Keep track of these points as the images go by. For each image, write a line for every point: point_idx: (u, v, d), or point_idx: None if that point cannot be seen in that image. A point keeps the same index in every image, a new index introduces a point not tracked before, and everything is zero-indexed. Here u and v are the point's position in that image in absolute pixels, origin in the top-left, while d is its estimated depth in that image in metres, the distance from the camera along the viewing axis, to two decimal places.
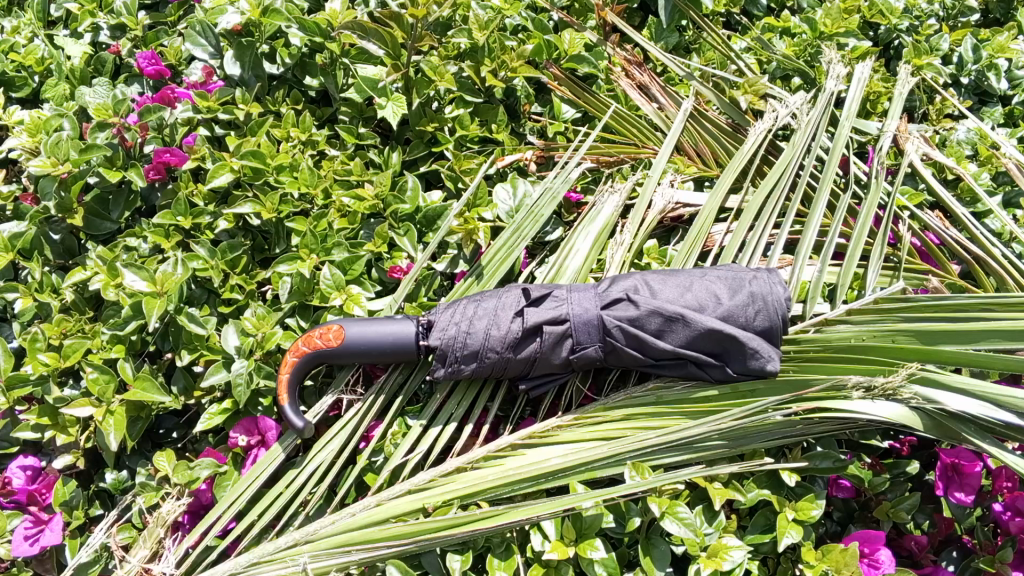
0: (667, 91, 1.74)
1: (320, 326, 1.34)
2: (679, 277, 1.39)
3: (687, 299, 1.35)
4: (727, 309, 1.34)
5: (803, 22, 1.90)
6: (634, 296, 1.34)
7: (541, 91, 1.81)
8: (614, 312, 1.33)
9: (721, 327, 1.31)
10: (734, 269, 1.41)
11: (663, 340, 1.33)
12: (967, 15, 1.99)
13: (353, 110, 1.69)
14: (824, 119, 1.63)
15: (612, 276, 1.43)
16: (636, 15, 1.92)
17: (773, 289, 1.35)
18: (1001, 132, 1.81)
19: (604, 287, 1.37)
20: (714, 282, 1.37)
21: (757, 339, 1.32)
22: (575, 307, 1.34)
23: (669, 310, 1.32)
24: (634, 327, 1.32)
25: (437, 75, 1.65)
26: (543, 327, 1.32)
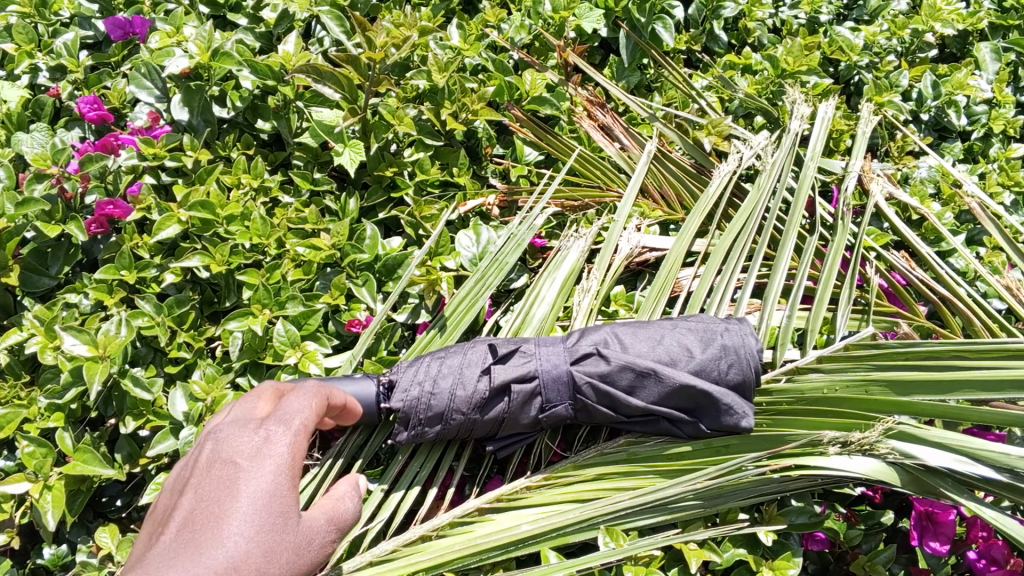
0: (630, 133, 1.69)
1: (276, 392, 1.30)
2: (650, 329, 1.34)
3: (659, 352, 1.31)
4: (699, 363, 1.30)
5: (764, 59, 1.87)
6: (604, 350, 1.29)
7: (503, 132, 1.75)
8: (584, 369, 1.28)
9: (694, 383, 1.27)
10: (703, 320, 1.37)
11: (635, 396, 1.29)
12: (925, 51, 1.99)
13: (308, 154, 1.63)
14: (789, 160, 1.60)
15: (581, 327, 1.38)
16: (597, 54, 1.88)
17: (746, 344, 1.32)
18: (961, 169, 1.82)
19: (574, 340, 1.32)
20: (685, 334, 1.33)
21: (731, 394, 1.29)
22: (544, 361, 1.28)
23: (641, 365, 1.28)
24: (606, 384, 1.28)
25: (396, 118, 1.61)
26: (510, 384, 1.26)
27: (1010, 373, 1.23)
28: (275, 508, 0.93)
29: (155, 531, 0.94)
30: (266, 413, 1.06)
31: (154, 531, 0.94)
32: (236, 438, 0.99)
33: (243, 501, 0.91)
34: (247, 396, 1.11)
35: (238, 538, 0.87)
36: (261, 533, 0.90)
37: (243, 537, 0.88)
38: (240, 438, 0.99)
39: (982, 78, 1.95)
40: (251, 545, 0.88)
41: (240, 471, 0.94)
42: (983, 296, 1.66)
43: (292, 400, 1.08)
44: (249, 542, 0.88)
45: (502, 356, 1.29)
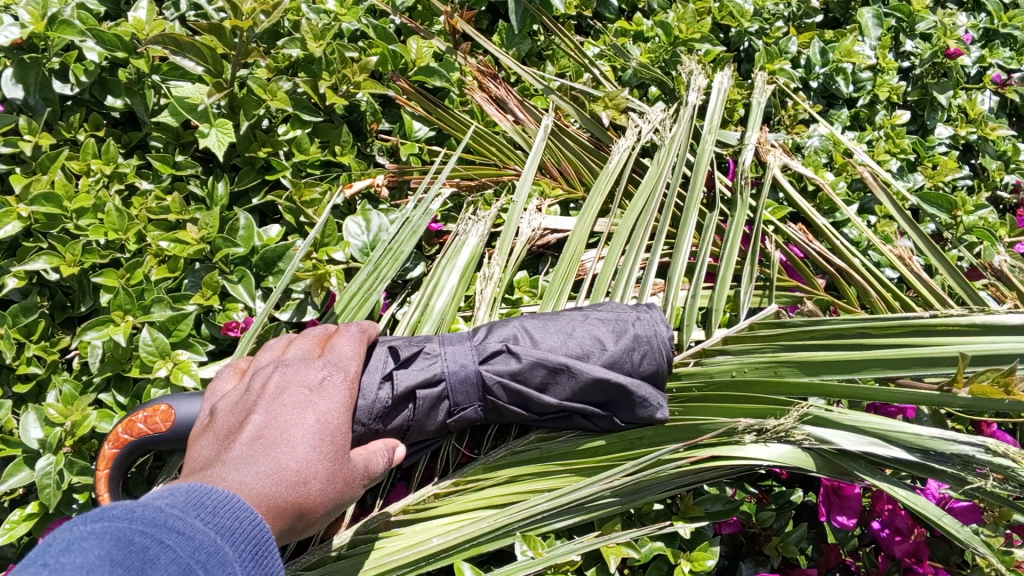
0: (526, 106, 1.59)
1: (136, 418, 1.09)
2: (560, 321, 1.27)
3: (569, 346, 1.23)
4: (613, 355, 1.24)
5: (657, 26, 1.80)
6: (514, 347, 1.20)
7: (388, 105, 1.62)
8: (492, 368, 1.19)
9: (609, 376, 1.20)
10: (614, 309, 1.31)
11: (548, 394, 1.21)
12: (811, 16, 1.97)
13: (167, 135, 1.45)
14: (688, 133, 1.55)
15: (487, 322, 1.29)
16: (485, 19, 1.76)
17: (658, 334, 1.26)
18: (849, 137, 1.82)
19: (481, 338, 1.23)
20: (597, 325, 1.26)
21: (645, 386, 1.24)
22: (449, 361, 1.19)
23: (553, 360, 1.20)
24: (517, 382, 1.19)
25: (268, 93, 1.45)
26: (413, 389, 1.16)
27: (916, 350, 1.22)
28: (339, 438, 0.94)
29: (218, 427, 0.96)
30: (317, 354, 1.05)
31: (216, 428, 0.97)
32: (299, 367, 1.01)
33: (308, 426, 0.93)
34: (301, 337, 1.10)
35: (309, 455, 0.90)
36: (321, 458, 0.91)
37: (311, 450, 0.91)
38: (304, 368, 1.01)
39: (865, 44, 1.96)
40: (312, 467, 0.89)
41: (309, 395, 0.97)
42: (876, 265, 1.67)
43: (345, 342, 1.08)
44: (312, 462, 0.90)
45: (403, 358, 1.18)
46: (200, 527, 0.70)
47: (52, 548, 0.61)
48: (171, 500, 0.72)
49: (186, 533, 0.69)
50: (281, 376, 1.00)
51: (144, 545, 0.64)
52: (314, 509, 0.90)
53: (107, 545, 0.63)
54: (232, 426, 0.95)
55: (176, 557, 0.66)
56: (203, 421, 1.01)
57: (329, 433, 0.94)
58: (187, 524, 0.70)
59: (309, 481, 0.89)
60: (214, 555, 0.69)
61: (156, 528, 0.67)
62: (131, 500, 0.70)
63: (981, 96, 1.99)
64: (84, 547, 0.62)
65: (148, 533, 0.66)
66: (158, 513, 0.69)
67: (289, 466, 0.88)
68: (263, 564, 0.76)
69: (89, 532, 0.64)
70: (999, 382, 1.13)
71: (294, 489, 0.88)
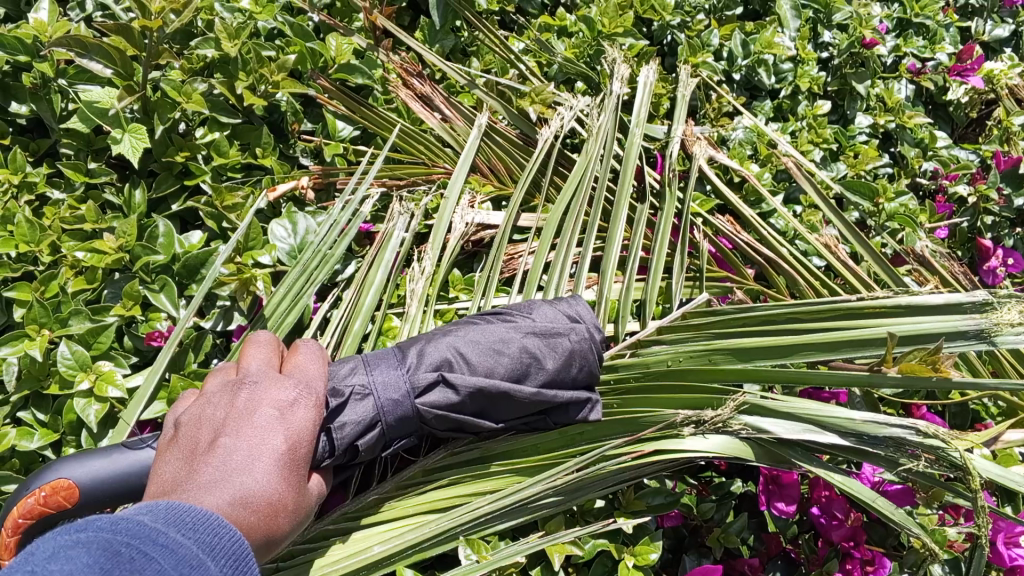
0: (452, 102, 1.57)
1: (37, 492, 0.97)
2: (490, 336, 1.22)
3: (505, 367, 1.20)
4: (549, 375, 1.22)
5: (580, 20, 1.80)
6: (453, 380, 1.15)
7: (310, 105, 1.58)
8: (429, 402, 1.14)
9: (548, 400, 1.20)
10: (540, 313, 1.28)
11: (483, 415, 1.20)
12: (731, 9, 1.99)
13: (78, 141, 1.39)
14: (614, 125, 1.54)
15: (412, 337, 1.22)
16: (406, 15, 1.74)
17: (591, 344, 1.26)
18: (773, 128, 1.85)
19: (413, 364, 1.16)
20: (530, 340, 1.23)
21: (578, 397, 1.25)
22: (384, 401, 1.12)
23: (494, 389, 1.17)
24: (456, 413, 1.16)
25: (182, 95, 1.40)
26: (351, 437, 1.09)
27: (845, 334, 1.24)
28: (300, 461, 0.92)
29: (180, 443, 0.91)
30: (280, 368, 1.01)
31: (178, 443, 0.92)
32: (265, 382, 0.97)
33: (277, 449, 0.90)
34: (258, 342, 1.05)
35: (275, 481, 0.87)
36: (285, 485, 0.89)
37: (278, 478, 0.88)
38: (270, 384, 0.97)
39: (785, 36, 1.99)
40: (282, 495, 0.87)
41: (278, 415, 0.93)
42: (803, 254, 1.70)
43: (303, 358, 1.05)
44: (279, 491, 0.88)
45: (332, 400, 1.10)
46: (182, 540, 0.69)
47: (36, 556, 0.60)
48: (152, 515, 0.70)
49: (171, 545, 0.67)
50: (245, 392, 0.95)
51: (130, 553, 0.63)
52: (277, 539, 0.88)
53: (93, 553, 0.61)
54: (198, 444, 0.90)
55: (161, 566, 0.64)
56: (165, 436, 0.96)
57: (295, 454, 0.91)
58: (171, 538, 0.68)
59: (277, 511, 0.87)
60: (197, 569, 0.68)
61: (139, 539, 0.65)
62: (112, 514, 0.68)
63: (897, 85, 2.04)
64: (69, 555, 0.60)
65: (133, 544, 0.64)
66: (139, 525, 0.67)
67: (258, 495, 0.85)
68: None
69: (74, 541, 0.62)
70: (926, 360, 1.16)
71: (264, 518, 0.86)
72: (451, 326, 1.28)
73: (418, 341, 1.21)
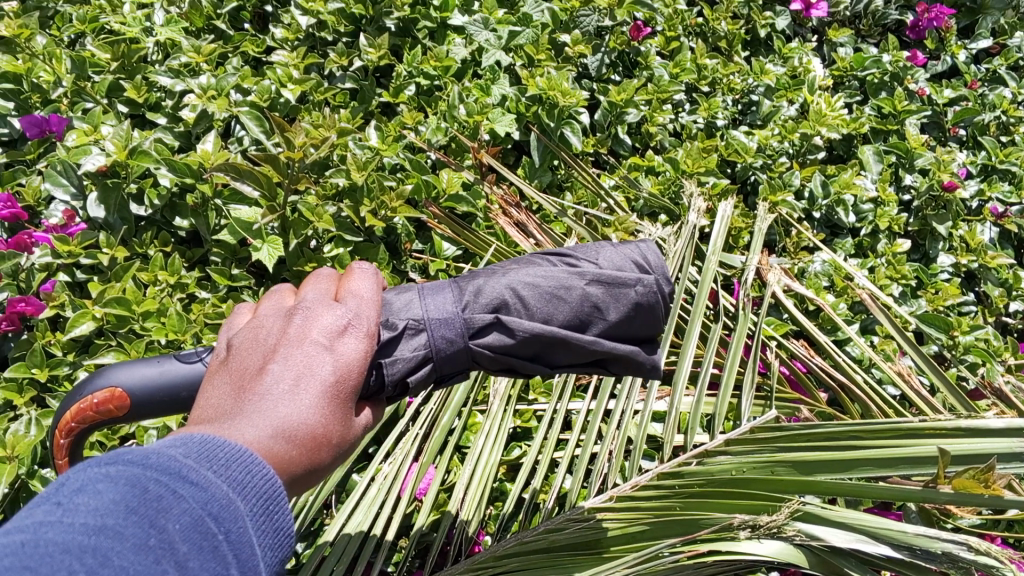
0: (545, 229, 1.72)
1: (88, 399, 0.92)
2: (551, 279, 0.93)
3: (564, 315, 0.92)
4: (618, 323, 0.94)
5: (666, 161, 2.00)
6: (506, 317, 0.90)
7: (422, 229, 1.81)
8: (481, 344, 0.90)
9: (615, 347, 0.95)
10: (605, 258, 0.97)
11: (542, 362, 0.95)
12: (814, 153, 2.14)
13: (226, 251, 1.65)
14: (689, 250, 1.69)
15: (462, 275, 0.95)
16: (511, 154, 1.98)
17: (662, 298, 0.95)
18: (852, 263, 1.95)
19: (460, 299, 0.91)
20: (601, 281, 0.94)
21: (649, 350, 1.00)
22: (427, 342, 0.89)
23: (554, 328, 0.91)
24: (509, 359, 0.91)
25: (315, 215, 1.66)
26: (399, 374, 0.87)
27: (902, 450, 1.28)
28: (351, 391, 0.78)
29: (227, 364, 0.80)
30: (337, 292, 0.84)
31: (225, 363, 0.80)
32: (318, 305, 0.81)
33: (325, 379, 0.75)
34: (306, 281, 0.87)
35: (317, 407, 0.74)
36: (331, 416, 0.75)
37: (322, 407, 0.74)
38: (323, 309, 0.81)
39: (866, 179, 2.12)
40: (327, 426, 0.74)
41: (323, 347, 0.77)
42: (879, 382, 1.75)
43: (361, 283, 0.85)
44: (324, 423, 0.74)
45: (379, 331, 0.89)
46: (212, 478, 0.62)
47: (60, 488, 0.56)
48: (183, 447, 0.64)
49: (202, 481, 0.61)
50: (295, 318, 0.80)
51: (157, 492, 0.58)
52: (321, 476, 0.76)
53: (119, 491, 0.56)
54: (244, 369, 0.77)
55: (190, 506, 0.58)
56: (214, 351, 0.85)
57: (347, 384, 0.77)
58: (201, 475, 0.61)
59: (322, 445, 0.74)
60: (226, 512, 0.61)
61: (167, 476, 0.60)
62: (142, 445, 0.62)
63: (980, 227, 2.11)
64: (97, 490, 0.56)
65: (161, 481, 0.59)
66: (171, 460, 0.61)
67: (301, 427, 0.72)
68: (272, 522, 0.66)
69: (101, 473, 0.57)
70: (977, 477, 1.17)
71: (305, 452, 0.73)
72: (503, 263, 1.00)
73: (474, 275, 0.95)
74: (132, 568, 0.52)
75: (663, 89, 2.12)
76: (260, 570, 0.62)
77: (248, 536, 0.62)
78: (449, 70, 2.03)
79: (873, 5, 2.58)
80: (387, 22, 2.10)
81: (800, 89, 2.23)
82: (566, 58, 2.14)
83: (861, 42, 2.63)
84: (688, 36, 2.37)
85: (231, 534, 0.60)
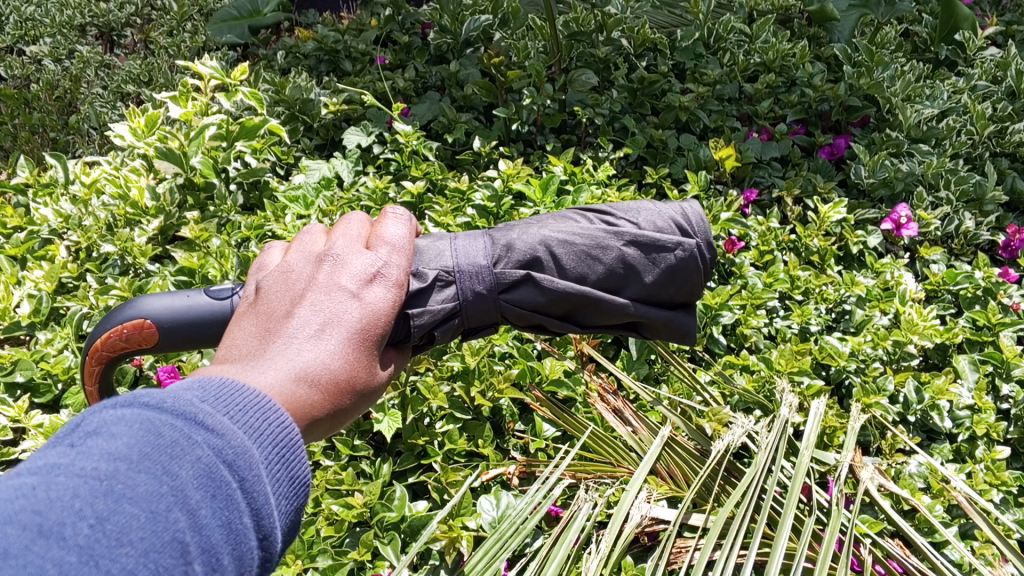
0: (640, 415, 1.83)
1: (119, 327, 1.16)
2: (589, 240, 1.19)
3: (597, 276, 1.19)
4: (648, 286, 1.20)
5: (760, 360, 2.13)
6: (541, 278, 1.15)
7: (525, 411, 1.96)
8: (513, 299, 1.16)
9: (637, 311, 1.21)
10: (646, 219, 1.22)
11: (573, 314, 1.23)
12: (907, 359, 2.21)
13: (351, 423, 1.85)
14: (780, 442, 1.75)
15: (510, 228, 1.21)
16: (611, 348, 2.16)
17: (697, 262, 1.20)
18: (949, 467, 1.97)
19: (504, 254, 1.17)
20: (634, 245, 1.19)
21: (673, 315, 1.25)
22: (470, 286, 1.14)
23: (584, 289, 1.18)
24: (539, 313, 1.18)
25: (431, 393, 1.84)
26: (427, 324, 1.11)
27: None
28: (371, 337, 0.97)
29: (256, 307, 0.98)
30: (363, 247, 1.04)
31: (254, 306, 0.98)
32: (349, 255, 1.02)
33: (353, 323, 0.95)
34: (342, 226, 1.08)
35: (340, 352, 0.93)
36: (352, 360, 0.94)
37: (343, 350, 0.93)
38: (352, 259, 1.01)
39: (962, 386, 2.16)
40: (350, 369, 0.93)
41: (347, 299, 0.96)
42: None
43: (394, 230, 1.09)
44: (350, 365, 0.94)
45: (413, 281, 1.12)
46: (228, 426, 0.74)
47: (85, 433, 0.69)
48: (200, 393, 0.76)
49: (216, 429, 0.73)
50: (328, 267, 1.00)
51: (170, 439, 0.70)
52: (345, 415, 0.95)
53: (137, 436, 0.69)
54: (275, 312, 0.96)
55: (202, 455, 0.70)
56: (246, 293, 1.04)
57: (372, 330, 0.97)
58: (216, 421, 0.73)
59: (347, 389, 0.93)
60: (241, 455, 0.73)
61: (183, 422, 0.72)
62: (163, 390, 0.74)
63: None
64: (113, 434, 0.68)
65: (177, 428, 0.71)
66: (187, 407, 0.73)
67: (327, 365, 0.91)
68: (287, 466, 0.78)
69: (119, 418, 0.70)
70: None
71: (330, 392, 0.91)
72: (548, 218, 1.26)
73: (514, 231, 1.21)
74: (143, 514, 0.65)
75: (757, 296, 2.29)
76: (273, 512, 0.74)
77: (261, 481, 0.74)
78: None
79: (964, 226, 2.72)
80: None
81: (891, 300, 2.35)
82: None
83: (954, 259, 2.75)
84: (782, 251, 2.56)
85: (244, 482, 0.72)
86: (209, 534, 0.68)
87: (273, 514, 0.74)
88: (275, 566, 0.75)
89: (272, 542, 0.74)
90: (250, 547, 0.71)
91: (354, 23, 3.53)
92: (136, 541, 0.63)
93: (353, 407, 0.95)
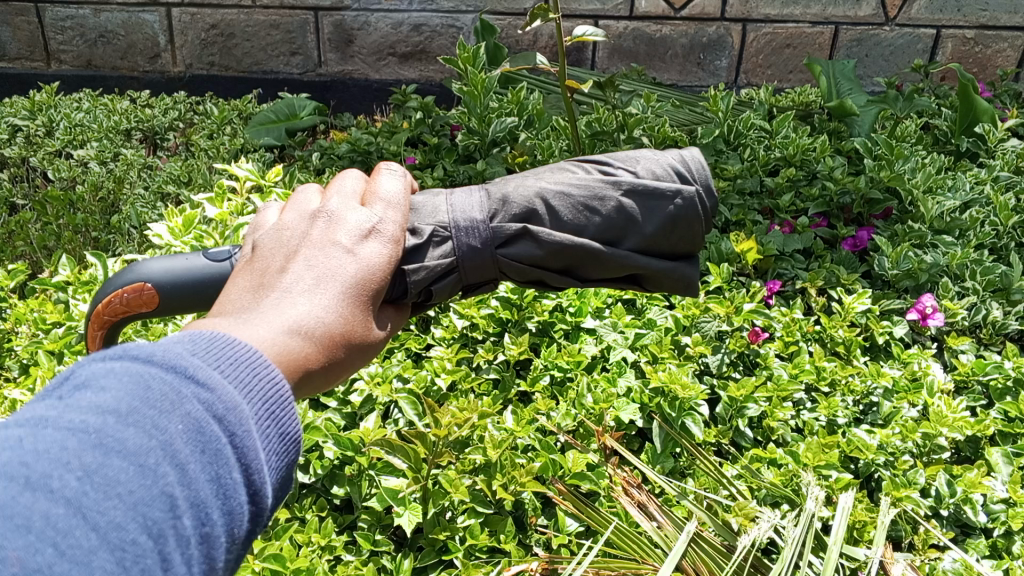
0: (665, 509, 1.79)
1: (119, 291, 1.29)
2: (586, 191, 1.31)
3: (594, 228, 1.31)
4: (646, 236, 1.32)
5: (787, 454, 2.11)
6: (536, 232, 1.28)
7: (547, 505, 1.96)
8: (510, 254, 1.29)
9: (635, 261, 1.33)
10: (645, 168, 1.33)
11: (574, 265, 1.36)
12: (938, 452, 2.18)
13: (372, 517, 1.88)
14: (807, 536, 1.71)
15: (509, 182, 1.34)
16: (635, 440, 2.16)
17: (694, 213, 1.31)
18: (985, 562, 1.91)
19: (502, 209, 1.30)
20: (632, 196, 1.30)
21: (674, 266, 1.37)
22: (468, 241, 1.28)
23: (581, 242, 1.31)
24: (536, 266, 1.31)
25: (453, 487, 1.86)
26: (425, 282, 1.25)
27: None
28: (365, 292, 1.09)
29: (255, 264, 1.10)
30: (358, 206, 1.17)
31: (253, 263, 1.10)
32: (344, 217, 1.13)
33: (347, 279, 1.07)
34: (335, 189, 1.19)
35: (335, 309, 1.04)
36: (348, 313, 1.06)
37: (339, 307, 1.05)
38: (346, 221, 1.13)
39: (996, 479, 2.12)
40: (346, 323, 1.05)
41: (340, 258, 1.08)
42: None
43: (387, 193, 1.21)
44: (345, 320, 1.05)
45: (412, 239, 1.26)
46: (218, 382, 0.82)
47: (79, 386, 0.77)
48: (190, 347, 0.85)
49: (206, 385, 0.81)
50: (323, 228, 1.11)
51: (160, 393, 0.78)
52: (342, 367, 1.06)
53: (130, 389, 0.77)
54: (272, 268, 1.08)
55: (191, 411, 0.78)
56: (246, 253, 1.16)
57: (366, 285, 1.09)
58: (207, 376, 0.82)
59: (341, 343, 1.04)
60: (229, 407, 0.81)
61: (173, 376, 0.80)
62: (154, 343, 0.83)
63: None
64: (106, 388, 0.76)
65: (167, 382, 0.79)
66: (177, 361, 0.81)
67: (321, 320, 1.02)
68: (277, 422, 0.87)
69: (109, 372, 0.78)
70: None
71: (328, 343, 1.02)
72: (550, 168, 1.38)
73: (513, 184, 1.33)
74: (135, 465, 0.72)
75: (783, 388, 2.28)
76: (263, 462, 0.83)
77: (250, 437, 0.82)
78: (580, 363, 2.29)
79: (991, 315, 2.71)
80: (529, 324, 2.42)
81: (919, 391, 2.32)
82: (687, 356, 2.38)
83: (984, 348, 2.72)
84: (806, 341, 2.56)
85: (232, 436, 0.80)
86: (198, 489, 0.76)
87: (262, 467, 0.83)
88: (265, 519, 0.84)
89: (261, 497, 0.83)
90: (237, 501, 0.80)
91: (386, 125, 3.67)
92: (124, 494, 0.70)
93: (351, 358, 1.08)
